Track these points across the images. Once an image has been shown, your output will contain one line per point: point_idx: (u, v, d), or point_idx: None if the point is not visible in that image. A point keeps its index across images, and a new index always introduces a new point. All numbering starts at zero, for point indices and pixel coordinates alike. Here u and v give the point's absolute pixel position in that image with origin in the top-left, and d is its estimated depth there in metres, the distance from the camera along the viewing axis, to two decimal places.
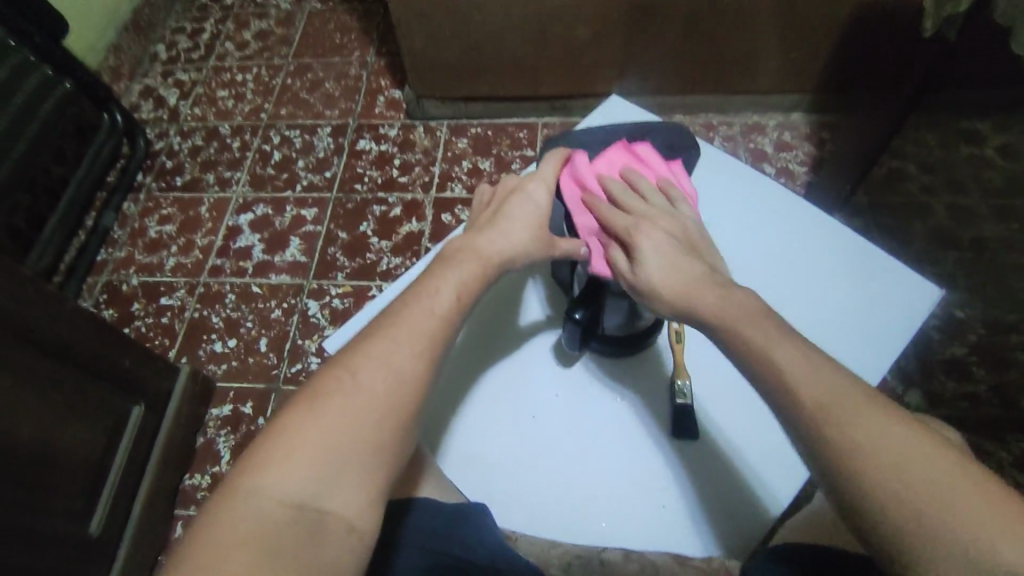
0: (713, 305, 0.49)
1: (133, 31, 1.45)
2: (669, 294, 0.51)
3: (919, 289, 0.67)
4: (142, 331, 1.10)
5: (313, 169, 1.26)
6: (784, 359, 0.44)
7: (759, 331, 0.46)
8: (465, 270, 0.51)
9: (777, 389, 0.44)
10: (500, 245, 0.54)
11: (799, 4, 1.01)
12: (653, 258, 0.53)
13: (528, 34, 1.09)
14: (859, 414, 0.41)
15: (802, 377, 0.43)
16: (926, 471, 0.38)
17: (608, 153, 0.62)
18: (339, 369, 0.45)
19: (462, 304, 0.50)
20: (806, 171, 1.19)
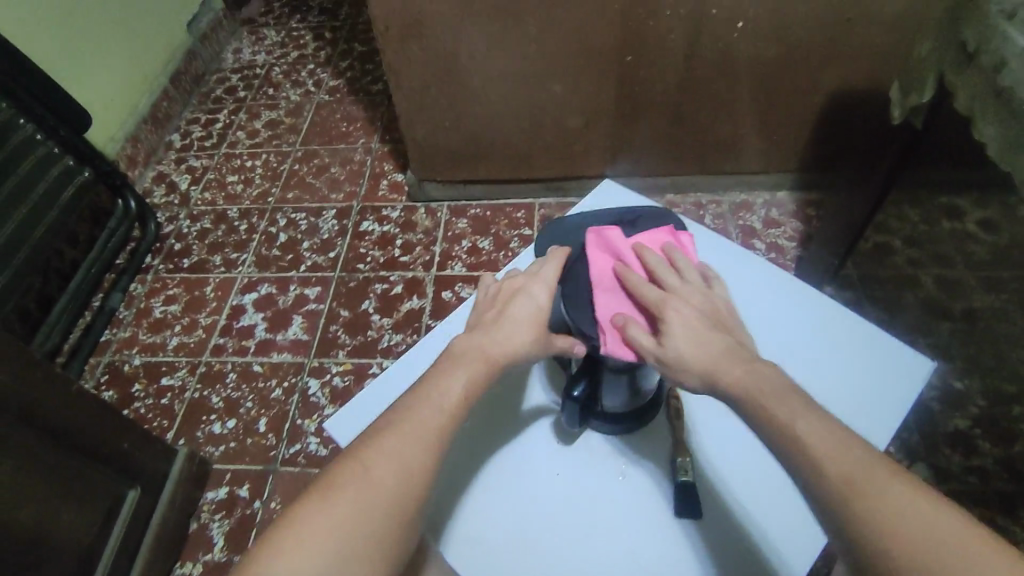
0: (738, 380, 0.49)
1: (151, 122, 1.54)
2: (695, 367, 0.51)
3: (912, 362, 0.68)
4: (141, 411, 1.10)
5: (318, 250, 1.30)
6: (801, 426, 0.44)
7: (777, 402, 0.46)
8: (470, 367, 0.52)
9: (794, 456, 0.43)
10: (501, 343, 0.54)
11: (776, 94, 1.09)
12: (680, 331, 0.52)
13: (524, 123, 1.17)
14: (863, 479, 0.40)
15: (805, 443, 0.43)
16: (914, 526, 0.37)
17: (651, 231, 0.62)
18: (354, 461, 0.45)
19: (468, 401, 0.50)
20: (794, 246, 1.21)
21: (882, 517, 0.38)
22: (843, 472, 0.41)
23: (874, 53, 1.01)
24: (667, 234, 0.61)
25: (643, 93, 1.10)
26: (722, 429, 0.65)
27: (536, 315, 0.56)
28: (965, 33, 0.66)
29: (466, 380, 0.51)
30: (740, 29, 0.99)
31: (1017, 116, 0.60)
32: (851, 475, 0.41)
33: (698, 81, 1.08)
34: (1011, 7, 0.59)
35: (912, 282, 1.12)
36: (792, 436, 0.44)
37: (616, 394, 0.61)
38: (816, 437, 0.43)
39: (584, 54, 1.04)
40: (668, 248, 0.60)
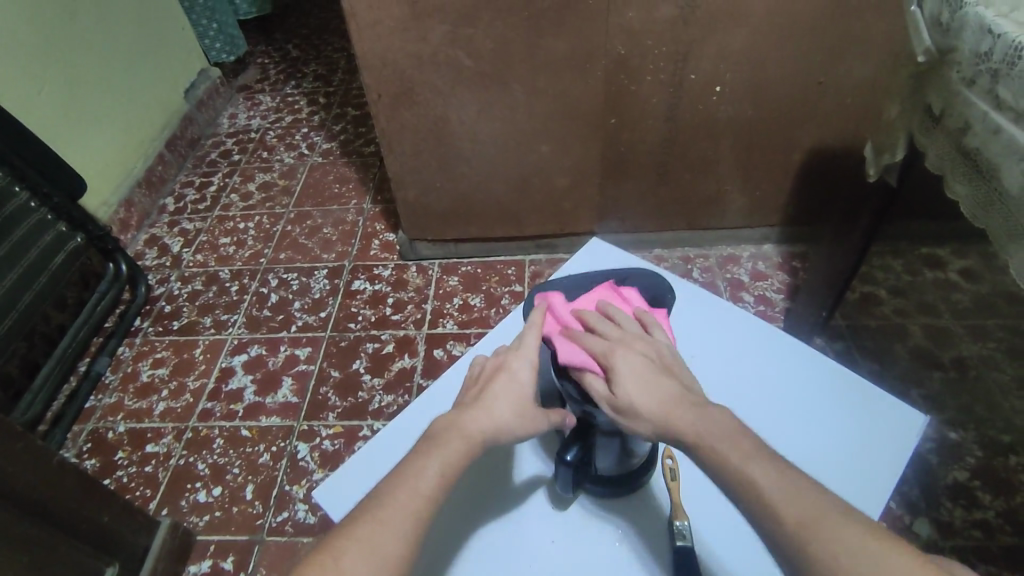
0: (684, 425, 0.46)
1: (145, 186, 1.56)
2: (649, 415, 0.47)
3: (903, 417, 0.68)
4: (123, 481, 1.06)
5: (310, 310, 1.30)
6: (753, 470, 0.42)
7: (729, 447, 0.44)
8: (447, 448, 0.50)
9: (752, 502, 0.42)
10: (488, 424, 0.52)
11: (756, 151, 1.13)
12: (630, 377, 0.49)
13: (512, 183, 1.20)
14: (819, 522, 0.39)
15: (771, 488, 0.41)
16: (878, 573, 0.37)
17: (590, 291, 0.61)
18: (324, 553, 0.44)
19: (446, 483, 0.48)
20: (782, 298, 1.22)
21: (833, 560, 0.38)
22: (803, 518, 0.40)
23: (846, 113, 1.05)
24: (607, 291, 0.61)
25: (629, 154, 1.14)
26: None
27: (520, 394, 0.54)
28: (930, 98, 0.70)
29: (443, 462, 0.49)
30: (718, 93, 1.03)
31: (984, 176, 0.62)
32: (808, 518, 0.40)
33: (680, 141, 1.11)
34: (970, 75, 0.61)
35: (898, 332, 1.14)
36: (746, 478, 0.42)
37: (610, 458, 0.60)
38: (771, 481, 0.42)
39: (569, 117, 1.07)
40: (603, 303, 0.59)
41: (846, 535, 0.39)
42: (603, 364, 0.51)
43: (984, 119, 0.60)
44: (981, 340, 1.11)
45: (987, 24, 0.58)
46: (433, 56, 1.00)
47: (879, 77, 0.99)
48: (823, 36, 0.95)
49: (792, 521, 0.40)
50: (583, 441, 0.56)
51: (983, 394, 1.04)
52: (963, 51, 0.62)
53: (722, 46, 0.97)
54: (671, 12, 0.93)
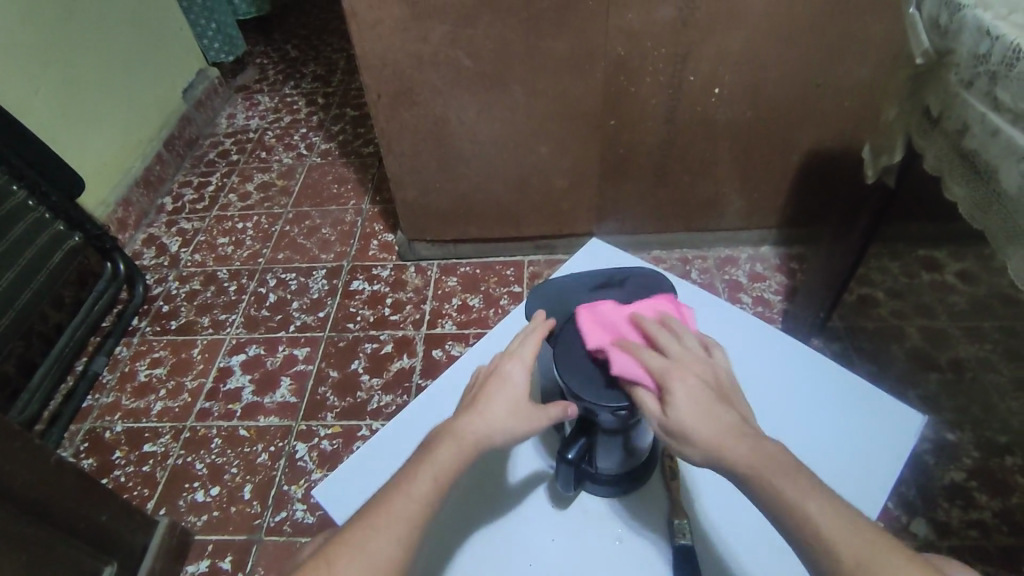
0: (735, 456, 0.45)
1: (143, 186, 1.56)
2: (701, 442, 0.47)
3: (901, 417, 0.68)
4: (120, 481, 1.06)
5: (308, 310, 1.29)
6: (812, 509, 0.42)
7: (786, 482, 0.43)
8: (439, 457, 0.49)
9: (810, 541, 0.41)
10: (484, 430, 0.51)
11: (754, 153, 1.13)
12: (685, 400, 0.48)
13: (511, 184, 1.20)
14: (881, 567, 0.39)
15: (830, 531, 0.41)
16: None
17: (648, 300, 0.60)
18: (319, 559, 0.45)
19: (440, 486, 0.48)
20: (780, 299, 1.22)
21: None
22: (861, 560, 0.39)
23: (844, 115, 1.06)
24: (667, 303, 0.60)
25: (628, 155, 1.14)
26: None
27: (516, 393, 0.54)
28: (928, 100, 0.70)
29: (436, 471, 0.49)
30: (717, 94, 1.04)
31: (982, 178, 0.63)
32: (867, 561, 0.39)
33: (679, 143, 1.12)
34: (968, 77, 0.62)
35: (895, 333, 1.15)
36: (800, 517, 0.42)
37: (613, 456, 0.60)
38: (829, 524, 0.41)
39: (569, 118, 1.08)
40: (663, 316, 0.57)
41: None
42: (659, 381, 0.50)
43: (982, 121, 0.61)
44: (978, 341, 1.11)
45: (985, 26, 0.58)
46: (433, 57, 1.00)
47: (877, 79, 1.00)
48: (822, 38, 0.95)
49: (849, 564, 0.39)
50: (584, 438, 0.57)
51: (980, 395, 1.05)
52: (961, 54, 0.62)
53: (721, 48, 0.97)
54: (670, 13, 0.93)
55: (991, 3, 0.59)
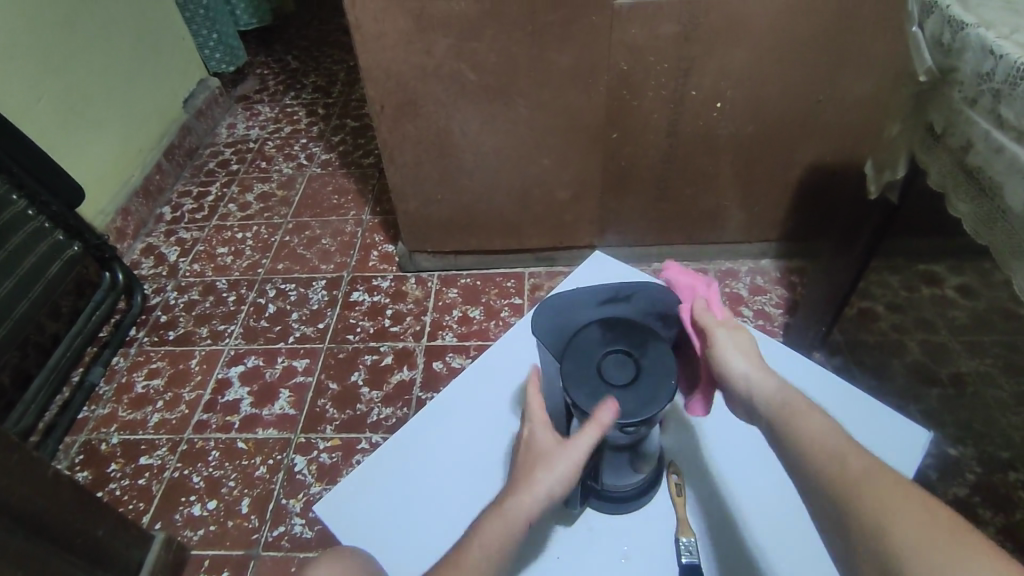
0: (780, 387, 0.54)
1: (142, 196, 1.55)
2: (754, 360, 0.56)
3: (905, 433, 0.68)
4: (115, 494, 1.05)
5: (307, 321, 1.29)
6: (825, 430, 0.48)
7: (807, 413, 0.50)
8: (486, 530, 0.52)
9: (818, 447, 0.47)
10: (522, 491, 0.53)
11: (755, 167, 1.13)
12: (748, 337, 0.59)
13: (513, 196, 1.20)
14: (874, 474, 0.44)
15: (838, 444, 0.47)
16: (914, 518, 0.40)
17: None
18: None
19: (491, 564, 0.51)
20: (781, 313, 1.22)
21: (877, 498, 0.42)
22: (866, 470, 0.44)
23: (844, 130, 1.07)
24: None
25: (629, 168, 1.14)
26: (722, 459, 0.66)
27: (541, 447, 0.56)
28: (931, 117, 0.71)
29: (483, 549, 0.51)
30: (719, 108, 1.04)
31: (987, 194, 0.63)
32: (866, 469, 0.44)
33: (680, 156, 1.12)
34: (971, 95, 0.62)
35: (897, 347, 1.15)
36: (810, 430, 0.48)
37: (619, 472, 0.60)
38: (847, 446, 0.46)
39: (571, 131, 1.08)
40: None
41: (898, 484, 0.43)
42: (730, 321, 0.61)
43: (986, 139, 0.61)
44: (977, 355, 1.11)
45: (989, 45, 0.59)
46: (437, 70, 1.00)
47: (876, 95, 1.01)
48: (822, 55, 0.96)
49: (854, 471, 0.44)
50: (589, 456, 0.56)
51: (981, 410, 1.05)
52: (964, 72, 0.63)
53: (723, 63, 0.98)
54: (673, 29, 0.94)
55: (994, 22, 0.60)
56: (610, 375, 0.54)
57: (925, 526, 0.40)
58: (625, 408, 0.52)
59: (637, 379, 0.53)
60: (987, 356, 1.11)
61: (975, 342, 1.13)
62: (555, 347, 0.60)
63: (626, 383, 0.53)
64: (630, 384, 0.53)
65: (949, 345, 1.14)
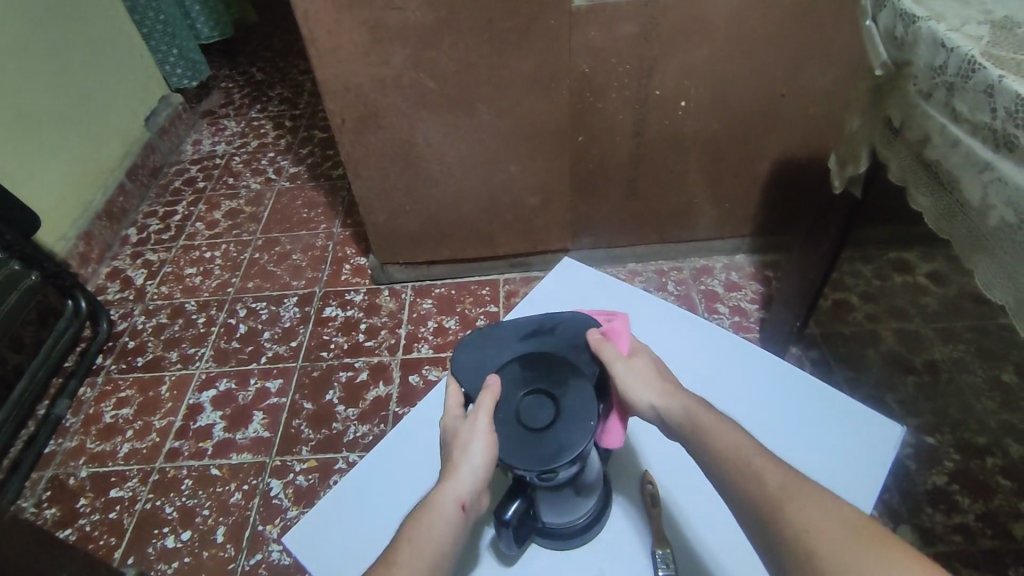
0: (686, 411, 0.53)
1: (105, 219, 1.51)
2: (656, 389, 0.55)
3: (880, 429, 0.67)
4: (85, 530, 1.01)
5: (279, 340, 1.26)
6: (742, 448, 0.48)
7: (723, 434, 0.49)
8: (416, 528, 0.50)
9: (741, 468, 0.46)
10: (445, 482, 0.52)
11: (723, 164, 1.13)
12: (650, 363, 0.58)
13: (483, 203, 1.18)
14: (798, 492, 0.44)
15: (759, 463, 0.46)
16: (840, 535, 0.40)
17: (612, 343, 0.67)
18: None
19: (423, 549, 0.49)
20: (756, 308, 1.22)
21: (804, 517, 0.42)
22: (784, 486, 0.44)
23: (809, 124, 1.07)
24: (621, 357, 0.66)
25: (598, 170, 1.13)
26: (693, 468, 0.65)
27: (455, 432, 0.54)
28: (890, 110, 0.71)
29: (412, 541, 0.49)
30: (683, 107, 1.04)
31: (946, 187, 0.63)
32: (791, 488, 0.44)
33: (649, 156, 1.11)
34: (926, 88, 0.62)
35: (872, 337, 1.15)
36: (726, 450, 0.48)
37: (568, 504, 0.58)
38: (763, 461, 0.46)
39: (537, 136, 1.07)
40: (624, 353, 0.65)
41: (818, 499, 0.43)
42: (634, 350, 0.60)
43: (942, 132, 0.61)
44: (951, 341, 1.12)
45: (940, 38, 0.58)
46: (397, 79, 0.99)
47: (838, 89, 1.01)
48: (782, 50, 0.96)
49: (777, 489, 0.44)
50: (519, 498, 0.54)
51: (956, 396, 1.05)
52: (918, 65, 0.62)
53: (685, 62, 0.97)
54: (633, 29, 0.93)
55: (944, 15, 0.60)
56: (531, 417, 0.53)
57: (844, 545, 0.40)
58: (547, 455, 0.51)
59: (554, 424, 0.52)
60: (959, 342, 1.12)
61: (948, 330, 1.14)
62: (475, 384, 0.59)
63: (546, 426, 0.52)
64: (552, 425, 0.52)
65: (922, 333, 1.14)
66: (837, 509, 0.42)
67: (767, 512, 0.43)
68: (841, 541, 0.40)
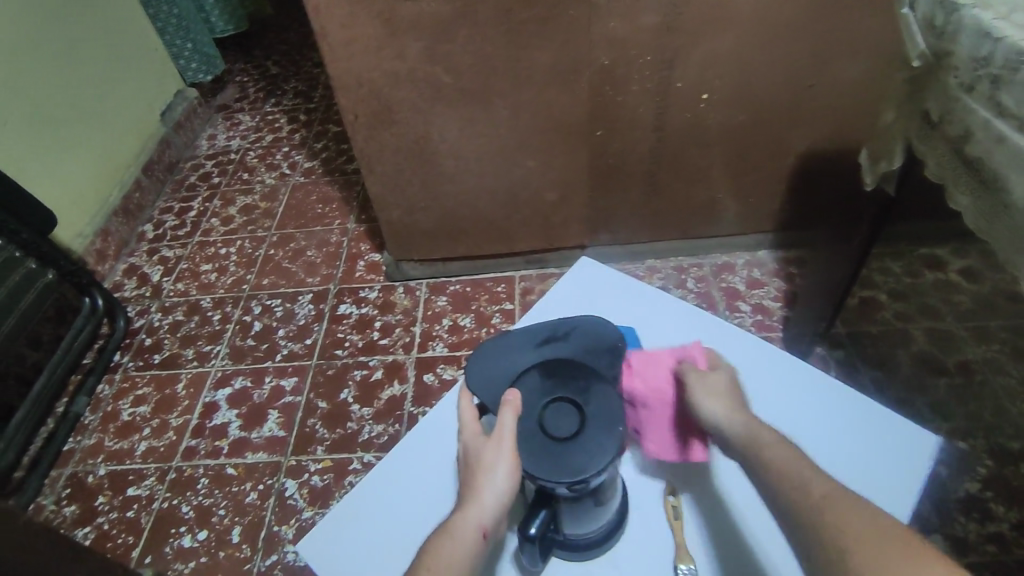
0: (746, 422, 0.52)
1: (122, 215, 1.52)
2: (732, 404, 0.54)
3: (915, 436, 0.65)
4: (103, 528, 1.02)
5: (294, 337, 1.25)
6: (791, 459, 0.47)
7: (772, 445, 0.48)
8: (437, 552, 0.48)
9: (786, 475, 0.45)
10: (467, 505, 0.51)
11: (746, 158, 1.10)
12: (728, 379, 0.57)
13: (499, 199, 1.16)
14: (845, 502, 0.42)
15: (807, 474, 0.45)
16: (888, 546, 0.39)
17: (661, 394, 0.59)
18: None
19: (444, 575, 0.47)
20: (780, 306, 1.18)
21: (849, 524, 0.40)
22: (829, 493, 0.43)
23: (838, 116, 1.02)
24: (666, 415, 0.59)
25: (616, 164, 1.10)
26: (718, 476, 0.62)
27: (476, 452, 0.53)
28: (928, 103, 0.67)
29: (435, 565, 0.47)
30: (705, 99, 1.00)
31: (989, 186, 0.59)
32: (839, 497, 0.43)
33: (669, 150, 1.08)
34: (968, 81, 0.58)
35: (902, 337, 1.11)
36: (775, 460, 0.47)
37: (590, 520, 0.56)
38: (811, 471, 0.45)
39: (554, 131, 1.04)
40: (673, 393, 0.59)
41: (866, 510, 0.41)
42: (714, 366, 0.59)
43: (986, 127, 0.57)
44: (984, 342, 1.08)
45: (986, 27, 0.55)
46: (411, 74, 0.96)
47: (869, 79, 0.97)
48: (810, 40, 0.92)
49: (821, 496, 0.43)
50: (545, 511, 0.52)
51: (990, 399, 1.01)
52: (960, 56, 0.59)
53: (708, 53, 0.94)
54: (654, 20, 0.90)
55: (990, 2, 0.56)
56: (554, 426, 0.51)
57: (892, 555, 0.38)
58: (572, 464, 0.48)
59: (582, 431, 0.50)
60: (994, 343, 1.08)
61: (982, 330, 1.10)
62: (488, 394, 0.57)
63: (572, 434, 0.50)
64: (577, 434, 0.50)
65: (955, 333, 1.10)
66: (887, 522, 0.40)
67: (810, 517, 0.42)
68: (892, 554, 0.38)
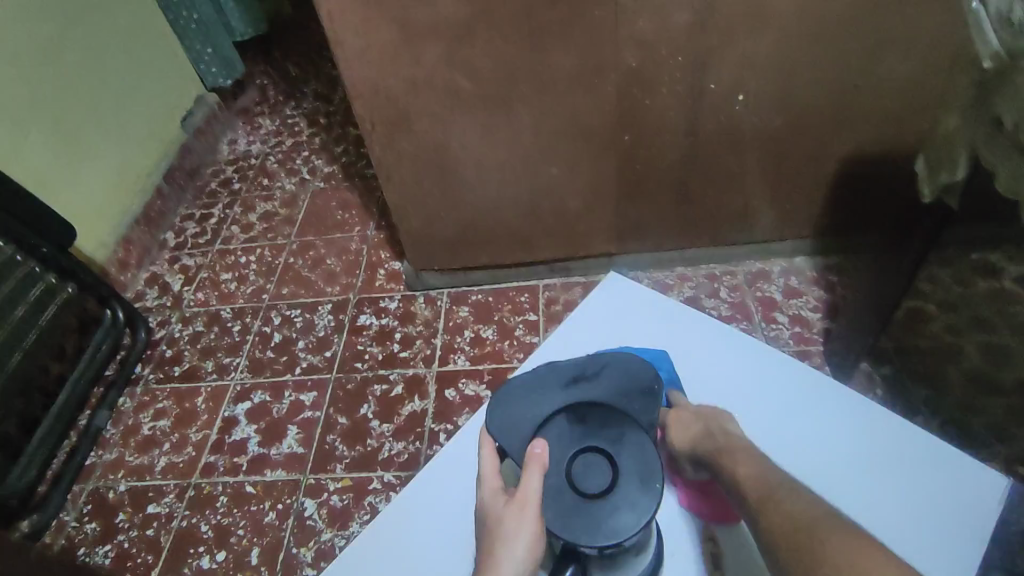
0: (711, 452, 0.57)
1: (144, 223, 1.51)
2: (687, 446, 0.59)
3: (980, 475, 0.59)
4: (124, 547, 1.02)
5: (314, 350, 1.23)
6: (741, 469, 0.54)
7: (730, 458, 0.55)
8: None
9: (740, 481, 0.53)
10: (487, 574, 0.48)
11: (784, 163, 1.03)
12: (679, 426, 0.61)
13: (521, 208, 1.11)
14: (779, 497, 0.49)
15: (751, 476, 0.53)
16: (799, 527, 0.47)
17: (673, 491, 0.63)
18: None
19: None
20: (820, 318, 1.12)
21: (775, 518, 0.48)
22: (762, 494, 0.51)
23: (886, 116, 0.95)
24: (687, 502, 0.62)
25: (645, 170, 1.05)
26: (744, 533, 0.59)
27: (496, 513, 0.50)
28: (999, 108, 0.60)
29: None
30: (741, 101, 0.94)
31: None
32: (769, 494, 0.50)
33: (702, 155, 1.02)
34: None
35: (954, 352, 1.04)
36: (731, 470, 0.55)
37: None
38: (751, 474, 0.53)
39: (579, 137, 0.99)
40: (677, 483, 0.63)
41: (792, 501, 0.49)
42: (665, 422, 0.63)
43: None
44: None
45: None
46: (429, 80, 0.92)
47: (922, 76, 0.89)
48: (856, 36, 0.85)
49: (756, 495, 0.51)
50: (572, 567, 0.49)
51: None
52: None
53: (745, 53, 0.88)
54: (686, 18, 0.84)
55: None
56: (583, 482, 0.48)
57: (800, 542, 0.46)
58: (606, 527, 0.46)
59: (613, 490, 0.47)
60: None
61: None
62: (511, 444, 0.53)
63: (602, 492, 0.47)
64: (608, 492, 0.47)
65: (1011, 347, 1.03)
66: (805, 509, 0.48)
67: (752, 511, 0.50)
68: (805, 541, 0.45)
